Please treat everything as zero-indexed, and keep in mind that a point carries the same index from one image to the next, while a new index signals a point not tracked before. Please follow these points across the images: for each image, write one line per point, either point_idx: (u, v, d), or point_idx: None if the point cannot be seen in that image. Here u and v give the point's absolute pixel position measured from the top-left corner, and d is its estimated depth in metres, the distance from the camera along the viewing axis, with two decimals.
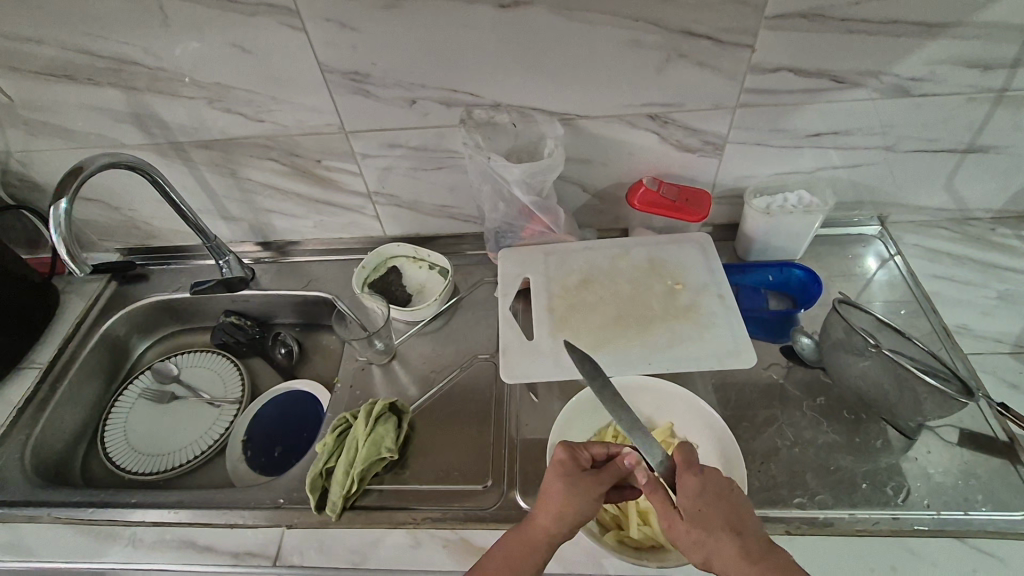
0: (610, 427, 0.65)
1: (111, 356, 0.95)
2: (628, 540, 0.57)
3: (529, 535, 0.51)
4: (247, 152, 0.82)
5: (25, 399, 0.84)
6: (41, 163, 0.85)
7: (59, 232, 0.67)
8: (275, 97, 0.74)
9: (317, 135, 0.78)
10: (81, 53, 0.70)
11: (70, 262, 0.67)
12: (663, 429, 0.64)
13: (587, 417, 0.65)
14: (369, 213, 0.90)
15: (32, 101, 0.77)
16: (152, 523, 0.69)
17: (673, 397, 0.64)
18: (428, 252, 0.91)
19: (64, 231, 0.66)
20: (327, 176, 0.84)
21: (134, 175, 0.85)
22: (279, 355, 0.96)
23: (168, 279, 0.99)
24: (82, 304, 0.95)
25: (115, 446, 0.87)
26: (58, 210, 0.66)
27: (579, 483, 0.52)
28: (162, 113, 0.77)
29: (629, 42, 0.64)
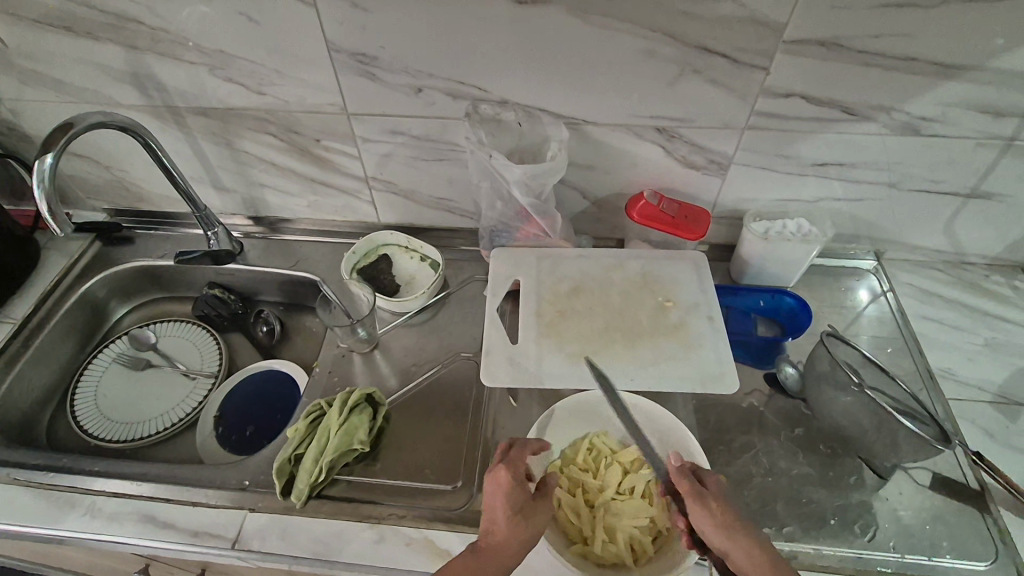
0: (586, 440, 0.64)
1: (88, 317, 0.93)
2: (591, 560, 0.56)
3: (499, 558, 0.49)
4: (245, 123, 0.80)
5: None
6: (32, 114, 0.83)
7: (42, 187, 0.65)
8: (279, 71, 0.72)
9: (319, 113, 0.77)
10: (82, 5, 0.68)
11: (51, 220, 0.65)
12: (639, 446, 0.63)
13: (561, 431, 0.64)
14: (365, 198, 0.89)
15: (26, 49, 0.74)
16: (114, 494, 0.68)
17: (651, 413, 0.63)
18: (420, 244, 0.90)
19: (49, 188, 0.64)
20: (326, 156, 0.83)
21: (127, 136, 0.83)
22: (260, 334, 0.94)
23: (155, 245, 0.97)
24: (64, 262, 0.93)
25: (83, 410, 0.85)
26: (44, 165, 0.65)
27: (530, 505, 0.52)
28: (161, 74, 0.75)
29: (644, 51, 0.63)
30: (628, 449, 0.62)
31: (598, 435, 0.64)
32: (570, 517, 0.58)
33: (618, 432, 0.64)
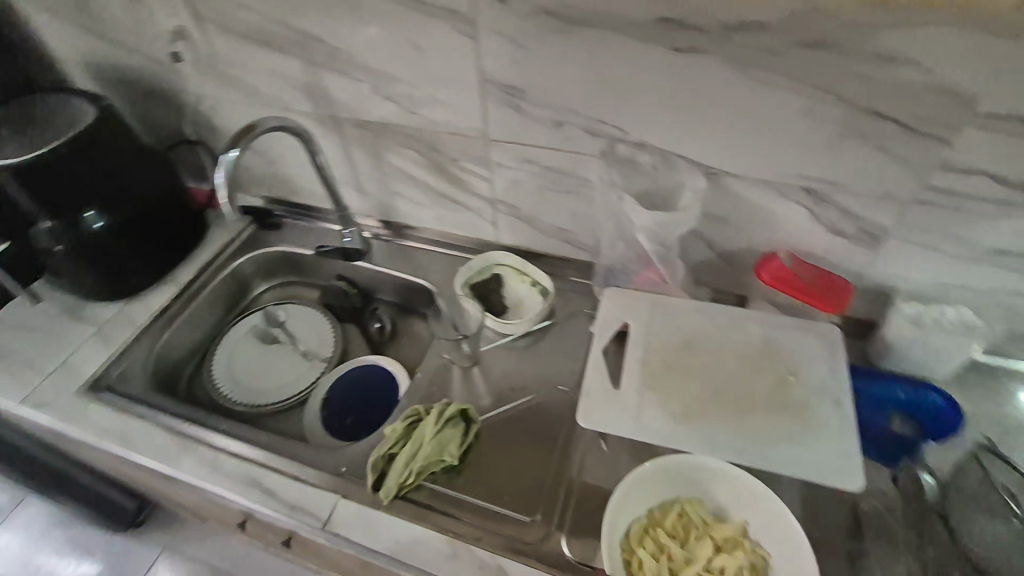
0: (677, 504, 0.60)
1: (235, 290, 1.05)
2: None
3: None
4: (394, 138, 0.87)
5: (162, 307, 0.95)
6: (224, 111, 0.96)
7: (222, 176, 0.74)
8: (433, 95, 0.77)
9: (461, 136, 0.81)
10: (280, 24, 0.78)
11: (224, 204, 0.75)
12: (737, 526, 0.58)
13: (650, 489, 0.60)
14: (488, 218, 0.92)
15: (230, 58, 0.86)
16: (233, 454, 0.76)
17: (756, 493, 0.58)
18: (533, 269, 0.90)
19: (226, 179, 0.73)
20: (459, 176, 0.87)
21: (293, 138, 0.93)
22: (373, 328, 1.02)
23: (298, 234, 1.08)
24: (225, 237, 1.06)
25: (219, 371, 0.97)
26: (227, 159, 0.74)
27: None
28: (331, 88, 0.84)
29: (804, 110, 0.59)
30: (722, 524, 0.59)
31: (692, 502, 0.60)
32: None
33: (712, 504, 0.61)
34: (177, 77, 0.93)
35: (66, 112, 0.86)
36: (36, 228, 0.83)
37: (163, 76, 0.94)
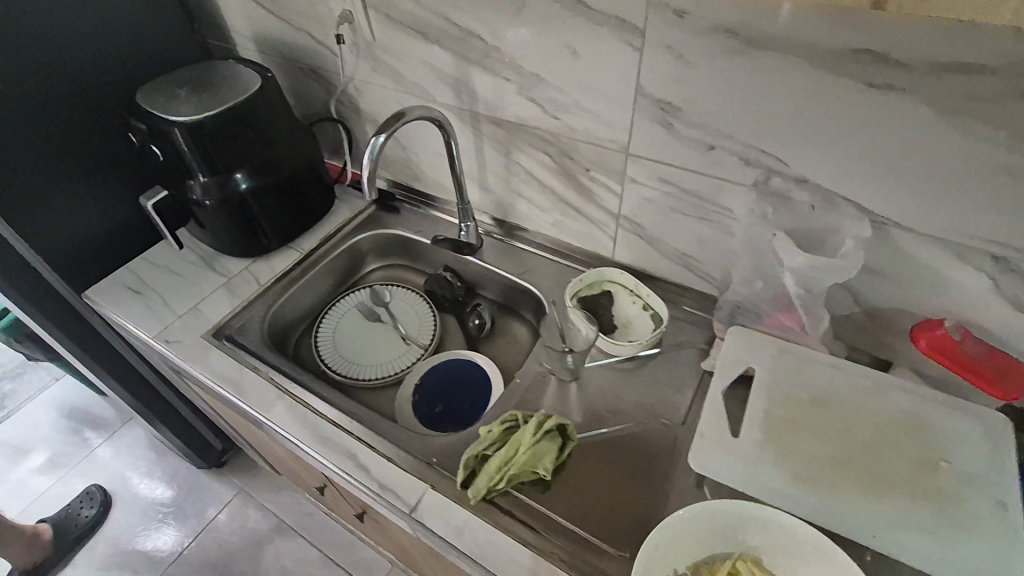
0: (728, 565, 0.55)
1: (349, 263, 1.09)
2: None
3: None
4: (529, 140, 0.87)
5: (284, 271, 1.01)
6: (370, 95, 1.01)
7: (368, 161, 0.76)
8: (580, 102, 0.76)
9: (599, 147, 0.80)
10: (442, 18, 0.80)
11: (366, 188, 0.77)
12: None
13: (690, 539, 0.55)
14: (608, 233, 0.90)
15: (386, 45, 0.89)
16: (333, 422, 0.78)
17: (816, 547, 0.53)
18: (647, 292, 0.88)
19: (375, 163, 0.76)
20: (588, 186, 0.86)
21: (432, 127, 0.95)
22: (471, 324, 1.02)
23: (415, 221, 1.12)
24: (348, 214, 1.11)
25: (324, 338, 1.01)
26: (377, 142, 0.75)
27: None
28: (478, 84, 0.84)
29: (1011, 167, 0.53)
30: None
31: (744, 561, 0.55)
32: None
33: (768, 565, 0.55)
34: (332, 58, 0.98)
35: (235, 79, 0.92)
36: (193, 181, 0.90)
37: (320, 55, 1.00)
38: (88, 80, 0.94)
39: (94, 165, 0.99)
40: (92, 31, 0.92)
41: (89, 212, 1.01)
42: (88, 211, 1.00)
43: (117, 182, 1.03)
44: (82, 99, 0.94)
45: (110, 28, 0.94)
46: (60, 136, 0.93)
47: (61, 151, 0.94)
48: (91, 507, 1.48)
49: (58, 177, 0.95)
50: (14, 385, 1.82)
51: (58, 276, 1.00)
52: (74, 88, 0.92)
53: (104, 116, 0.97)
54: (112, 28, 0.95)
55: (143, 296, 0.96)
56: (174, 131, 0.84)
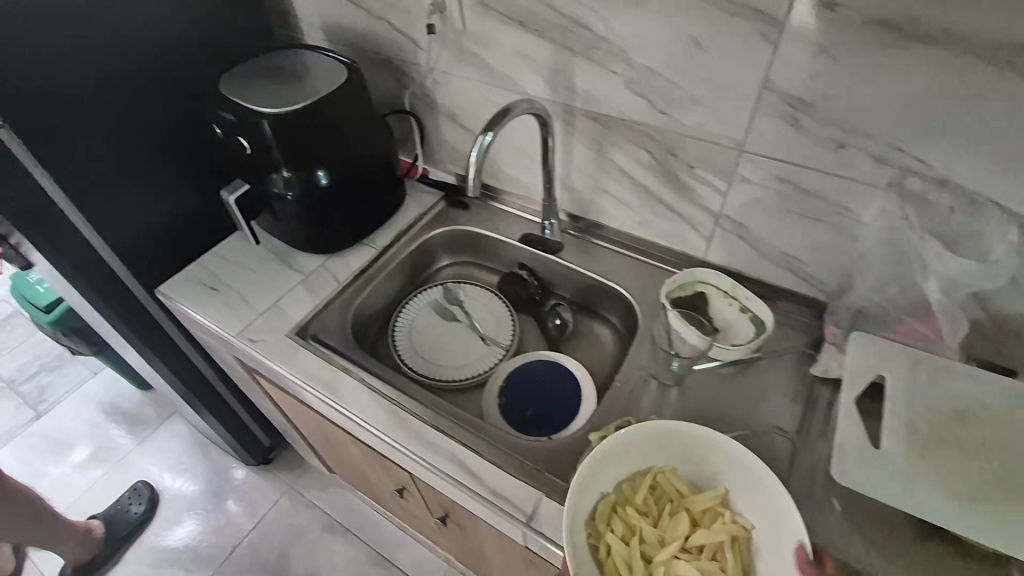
0: (648, 478, 0.67)
1: (421, 260, 1.07)
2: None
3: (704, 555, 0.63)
4: (628, 135, 0.84)
5: (362, 269, 0.98)
6: (450, 87, 0.97)
7: (475, 160, 0.71)
8: (695, 97, 0.73)
9: (709, 144, 0.77)
10: (548, 8, 0.76)
11: (471, 188, 0.73)
12: (709, 497, 0.66)
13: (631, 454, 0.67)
14: (704, 232, 0.88)
15: (478, 35, 0.86)
16: (434, 426, 0.76)
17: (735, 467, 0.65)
18: (745, 294, 0.86)
19: (481, 162, 0.71)
20: (690, 184, 0.83)
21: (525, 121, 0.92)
22: (551, 325, 1.00)
23: (488, 217, 1.09)
24: (419, 209, 1.08)
25: (401, 337, 0.98)
26: (485, 139, 0.71)
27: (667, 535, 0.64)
28: (578, 76, 0.81)
29: None
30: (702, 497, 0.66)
31: (665, 475, 0.67)
32: (621, 566, 0.61)
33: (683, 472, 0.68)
34: (415, 48, 0.95)
35: (320, 69, 0.88)
36: (275, 176, 0.87)
37: (401, 45, 0.97)
38: (162, 70, 0.91)
39: (162, 158, 0.96)
40: (166, 19, 0.89)
41: (156, 206, 0.99)
42: (155, 204, 0.98)
43: (180, 175, 1.01)
44: (156, 89, 0.91)
45: (185, 16, 0.91)
46: (134, 128, 0.90)
47: (132, 143, 0.91)
48: (139, 503, 1.47)
49: (129, 169, 0.92)
50: (51, 378, 1.80)
51: (127, 270, 0.97)
52: (148, 77, 0.89)
53: (176, 108, 0.95)
54: (188, 16, 0.92)
55: (220, 292, 0.94)
56: (263, 124, 0.80)
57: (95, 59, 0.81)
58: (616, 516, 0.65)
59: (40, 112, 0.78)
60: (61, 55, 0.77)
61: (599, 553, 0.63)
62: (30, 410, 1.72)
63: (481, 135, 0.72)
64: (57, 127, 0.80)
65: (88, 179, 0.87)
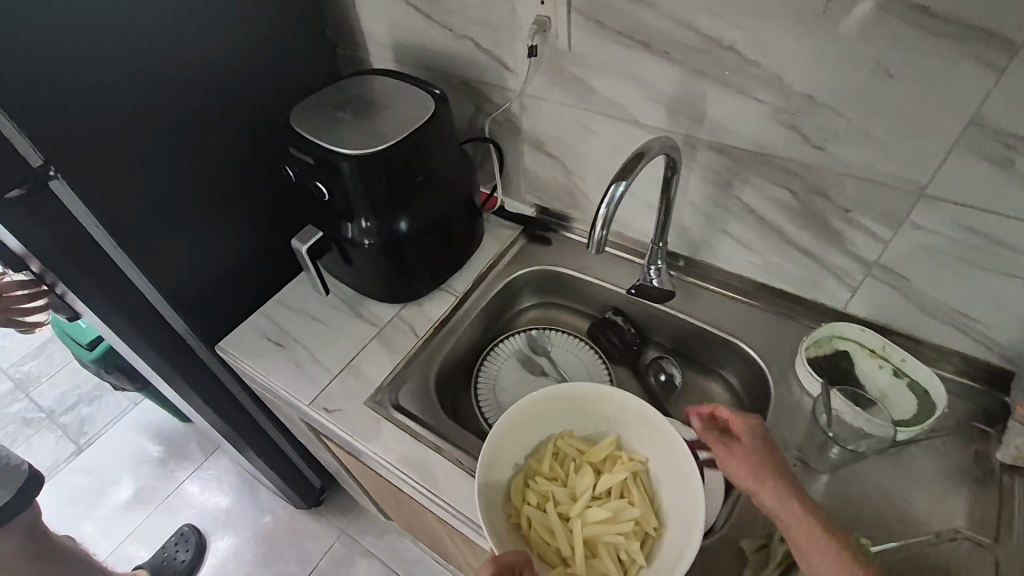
0: (550, 446, 0.73)
1: (501, 304, 0.96)
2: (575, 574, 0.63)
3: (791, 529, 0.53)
4: (764, 172, 0.71)
5: (441, 320, 0.88)
6: (541, 113, 0.86)
7: (602, 211, 0.61)
8: (866, 132, 0.61)
9: (876, 185, 0.64)
10: (682, 26, 0.64)
11: (596, 244, 0.62)
12: (605, 446, 0.72)
13: (531, 426, 0.73)
14: (848, 282, 0.75)
15: (584, 57, 0.74)
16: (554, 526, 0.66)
17: (624, 413, 0.72)
18: (898, 354, 0.74)
19: (613, 215, 0.61)
20: (839, 229, 0.70)
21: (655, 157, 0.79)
22: (654, 381, 0.89)
23: (574, 255, 0.97)
24: (497, 246, 0.98)
25: (486, 395, 0.87)
26: (619, 189, 0.59)
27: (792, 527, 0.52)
28: (709, 104, 0.69)
29: None
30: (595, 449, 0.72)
31: (563, 440, 0.73)
32: (544, 530, 0.66)
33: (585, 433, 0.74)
34: (501, 69, 0.84)
35: (404, 99, 0.77)
36: (352, 224, 0.76)
37: (485, 66, 0.86)
38: (224, 99, 0.81)
39: (223, 197, 0.87)
40: (229, 42, 0.79)
41: (213, 250, 0.89)
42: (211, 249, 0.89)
43: (240, 215, 0.91)
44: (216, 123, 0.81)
45: (247, 38, 0.81)
46: (194, 166, 0.80)
47: (191, 182, 0.81)
48: (186, 551, 1.39)
49: (187, 211, 0.82)
50: (92, 410, 1.74)
51: (181, 319, 0.88)
52: (208, 107, 0.79)
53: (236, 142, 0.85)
54: (249, 37, 0.82)
55: (289, 352, 0.84)
56: (343, 168, 0.70)
57: (153, 93, 0.72)
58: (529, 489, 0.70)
59: (92, 153, 0.68)
60: (116, 86, 0.67)
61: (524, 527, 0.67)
62: (71, 443, 1.67)
63: (612, 182, 0.61)
64: (111, 168, 0.71)
65: (142, 224, 0.77)
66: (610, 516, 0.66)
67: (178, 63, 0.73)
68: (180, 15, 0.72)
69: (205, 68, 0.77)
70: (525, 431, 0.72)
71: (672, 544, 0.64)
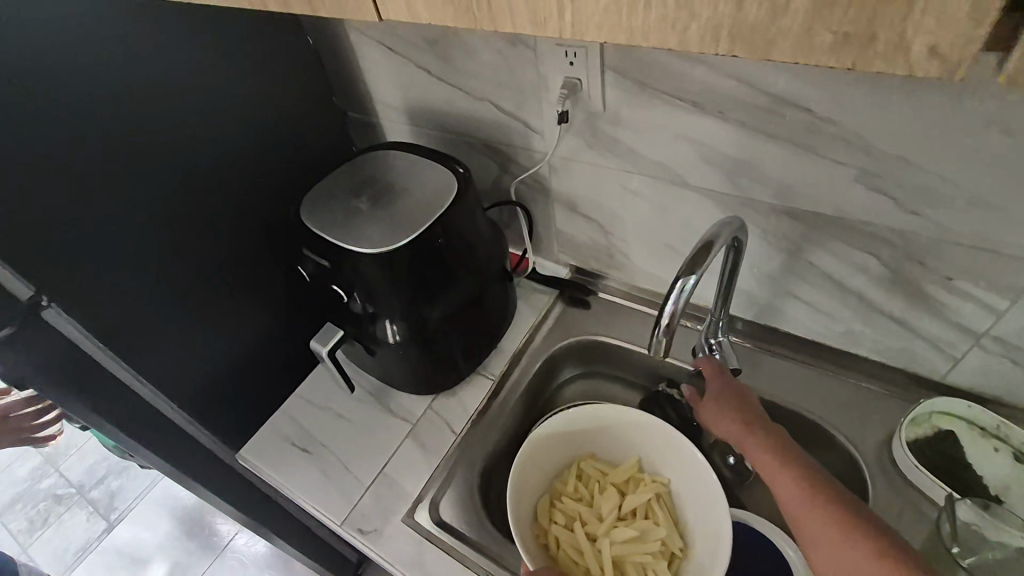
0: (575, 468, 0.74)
1: (544, 382, 0.87)
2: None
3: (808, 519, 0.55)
4: (844, 237, 0.62)
5: (479, 411, 0.79)
6: (574, 174, 0.77)
7: (668, 307, 0.52)
8: (978, 196, 0.51)
9: (988, 253, 0.54)
10: (743, 84, 0.55)
11: (663, 349, 0.54)
12: (628, 467, 0.73)
13: (556, 449, 0.74)
14: (949, 351, 0.65)
15: (624, 118, 0.66)
16: None
17: (647, 435, 0.73)
18: (1017, 435, 0.63)
19: (681, 314, 0.52)
20: (939, 297, 0.60)
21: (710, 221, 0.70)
22: (723, 464, 0.79)
23: (619, 320, 0.88)
24: (534, 317, 0.89)
25: None
26: (686, 286, 0.51)
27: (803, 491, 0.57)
28: (776, 166, 0.60)
29: None
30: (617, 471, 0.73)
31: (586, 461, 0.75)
32: (572, 551, 0.67)
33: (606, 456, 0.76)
34: (527, 130, 0.76)
35: (424, 180, 0.69)
36: (377, 326, 0.68)
37: (507, 127, 0.77)
38: (234, 195, 0.74)
39: (245, 299, 0.79)
40: (233, 132, 0.72)
41: (239, 357, 0.81)
42: None
43: (265, 315, 0.83)
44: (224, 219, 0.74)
45: (248, 123, 0.74)
46: (208, 271, 0.73)
47: (207, 288, 0.74)
48: None
49: (206, 319, 0.75)
50: (121, 482, 1.71)
51: (212, 436, 0.80)
52: (219, 207, 0.72)
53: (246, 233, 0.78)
54: (252, 123, 0.75)
55: (315, 459, 0.77)
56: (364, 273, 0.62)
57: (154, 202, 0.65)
58: (557, 511, 0.71)
59: (96, 276, 0.61)
60: (114, 200, 0.61)
61: (552, 548, 0.69)
62: (103, 520, 1.63)
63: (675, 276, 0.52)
64: (118, 288, 0.64)
65: (157, 341, 0.70)
66: (636, 535, 0.68)
67: (179, 164, 0.67)
68: (173, 114, 0.65)
69: (210, 165, 0.70)
70: (550, 455, 0.74)
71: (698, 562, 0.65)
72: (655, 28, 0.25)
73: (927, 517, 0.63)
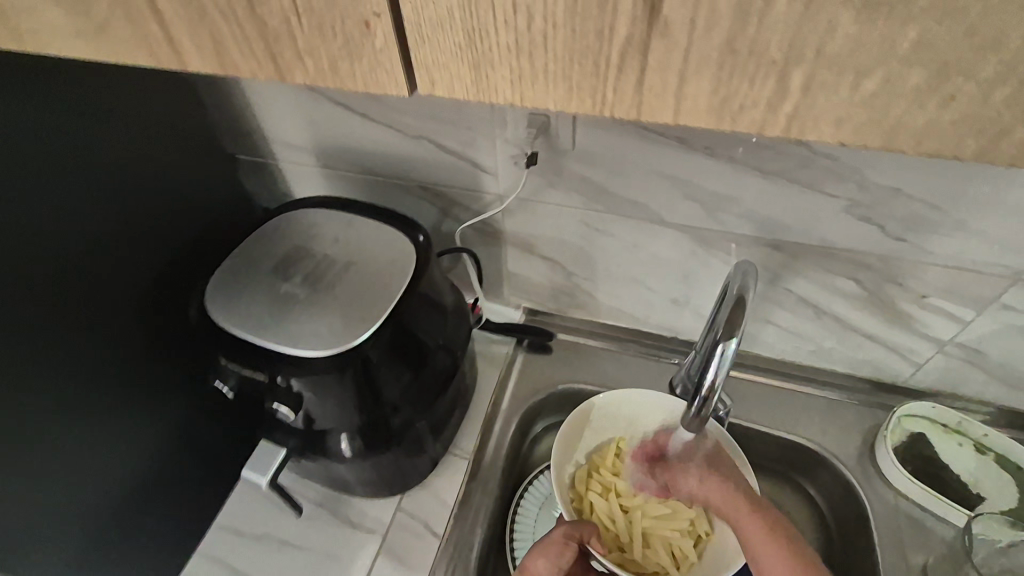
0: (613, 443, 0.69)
1: (519, 446, 0.76)
2: (629, 563, 0.62)
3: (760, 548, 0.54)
4: (827, 265, 0.61)
5: (459, 501, 0.68)
6: (535, 217, 0.69)
7: (715, 373, 0.47)
8: (960, 220, 0.53)
9: (963, 271, 0.56)
10: None
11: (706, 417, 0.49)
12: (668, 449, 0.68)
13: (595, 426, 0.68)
14: (914, 359, 0.68)
15: (599, 156, 0.59)
16: None
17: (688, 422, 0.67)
18: (980, 428, 0.67)
19: (724, 382, 0.47)
20: (912, 313, 0.62)
21: (688, 256, 0.66)
22: None
23: (587, 364, 0.80)
24: (497, 373, 0.79)
25: None
26: (728, 350, 0.46)
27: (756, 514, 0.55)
28: (764, 199, 0.57)
29: None
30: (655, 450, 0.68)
31: (626, 438, 0.69)
32: (604, 521, 0.64)
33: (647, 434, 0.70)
34: (477, 171, 0.65)
35: (371, 248, 0.57)
36: (334, 438, 0.54)
37: (452, 168, 0.66)
38: (110, 291, 0.54)
39: (135, 422, 0.59)
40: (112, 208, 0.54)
41: (135, 498, 0.61)
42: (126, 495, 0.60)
43: (167, 434, 0.63)
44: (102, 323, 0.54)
45: (125, 192, 0.57)
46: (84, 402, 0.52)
47: (79, 423, 0.53)
48: None
49: (82, 464, 0.54)
50: None
51: None
52: (91, 313, 0.53)
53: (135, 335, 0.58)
54: (130, 192, 0.57)
55: None
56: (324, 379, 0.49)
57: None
58: (592, 480, 0.66)
59: None
60: None
61: (583, 514, 0.65)
62: None
63: (710, 340, 0.47)
64: None
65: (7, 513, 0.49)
66: (669, 513, 0.64)
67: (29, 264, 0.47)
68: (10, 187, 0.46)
69: (77, 258, 0.51)
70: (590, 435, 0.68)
71: (726, 548, 0.62)
72: (899, 117, 0.21)
73: (928, 525, 0.65)
